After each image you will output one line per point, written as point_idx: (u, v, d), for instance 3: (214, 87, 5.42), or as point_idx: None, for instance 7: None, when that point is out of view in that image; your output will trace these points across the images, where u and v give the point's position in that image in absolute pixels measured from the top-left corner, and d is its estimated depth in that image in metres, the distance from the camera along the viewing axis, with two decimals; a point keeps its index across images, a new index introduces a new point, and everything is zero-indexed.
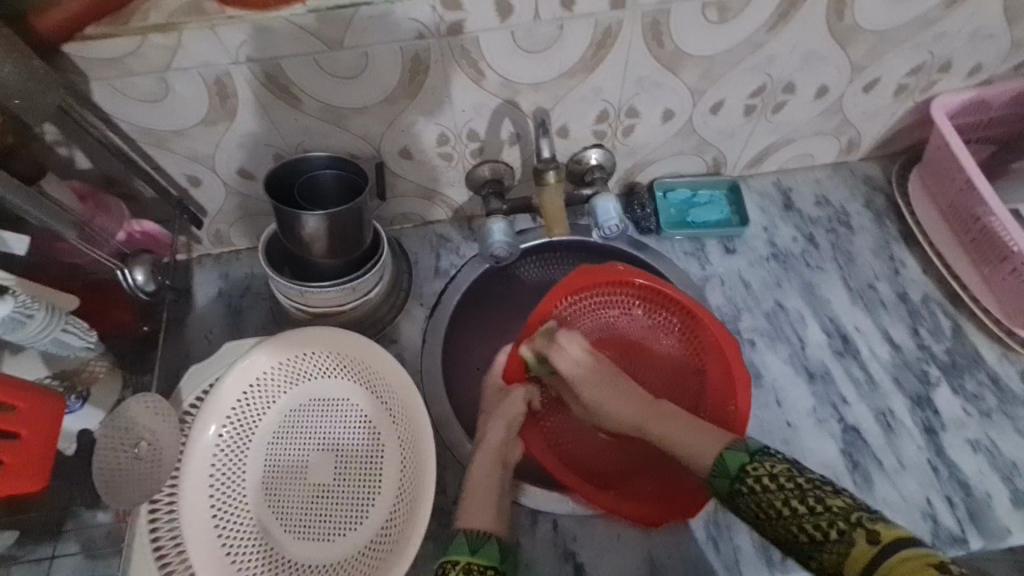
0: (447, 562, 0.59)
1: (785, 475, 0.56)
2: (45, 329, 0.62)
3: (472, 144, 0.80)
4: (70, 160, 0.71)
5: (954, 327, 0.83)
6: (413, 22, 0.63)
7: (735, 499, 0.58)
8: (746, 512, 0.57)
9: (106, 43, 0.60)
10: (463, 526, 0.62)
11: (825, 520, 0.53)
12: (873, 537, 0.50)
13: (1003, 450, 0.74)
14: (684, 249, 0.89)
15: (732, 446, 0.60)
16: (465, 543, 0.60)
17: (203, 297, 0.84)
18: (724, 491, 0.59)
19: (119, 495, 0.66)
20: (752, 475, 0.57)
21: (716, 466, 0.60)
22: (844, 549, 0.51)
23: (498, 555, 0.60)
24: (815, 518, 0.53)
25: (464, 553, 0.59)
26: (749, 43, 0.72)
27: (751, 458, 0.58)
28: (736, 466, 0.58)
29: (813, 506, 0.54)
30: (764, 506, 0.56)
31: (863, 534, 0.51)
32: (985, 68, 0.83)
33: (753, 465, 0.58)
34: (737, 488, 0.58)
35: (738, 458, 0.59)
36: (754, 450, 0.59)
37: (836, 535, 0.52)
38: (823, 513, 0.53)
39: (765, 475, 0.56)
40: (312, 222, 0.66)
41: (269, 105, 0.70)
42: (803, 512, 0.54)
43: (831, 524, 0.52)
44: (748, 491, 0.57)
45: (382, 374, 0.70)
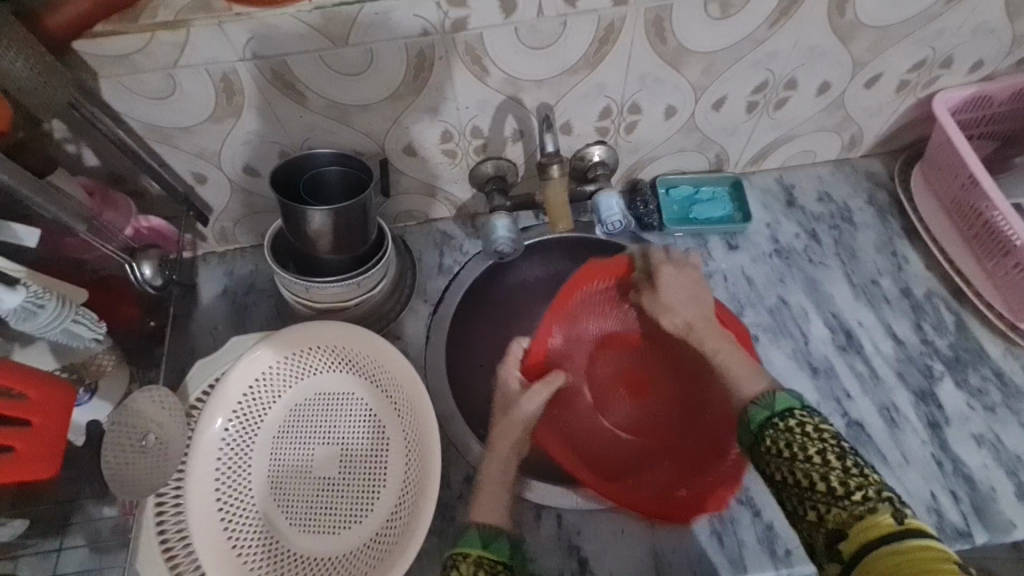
0: (458, 554, 0.57)
1: (827, 433, 0.52)
2: (56, 319, 0.62)
3: (475, 141, 0.80)
4: (78, 157, 0.72)
5: (957, 321, 0.83)
6: (418, 19, 0.64)
7: (763, 431, 0.55)
8: (768, 447, 0.54)
9: (114, 40, 0.60)
10: (475, 520, 0.60)
11: (852, 483, 0.49)
12: (901, 515, 0.46)
13: (1007, 444, 0.74)
14: (686, 246, 0.89)
15: (786, 390, 0.57)
16: (477, 536, 0.58)
17: (209, 293, 0.84)
18: (756, 423, 0.56)
19: (127, 486, 0.66)
20: (798, 418, 0.54)
21: (763, 397, 0.57)
22: (861, 514, 0.47)
23: (508, 552, 0.58)
24: (842, 476, 0.49)
25: (475, 546, 0.57)
26: (752, 39, 0.73)
27: (802, 407, 0.55)
28: (786, 405, 0.55)
29: (846, 468, 0.50)
30: (792, 445, 0.52)
31: (890, 509, 0.47)
32: (986, 65, 0.83)
33: (801, 413, 0.55)
34: (772, 422, 0.55)
35: (790, 402, 0.56)
36: (808, 402, 0.56)
37: (859, 498, 0.48)
38: (854, 475, 0.49)
39: (810, 425, 0.53)
40: (318, 217, 0.66)
41: (275, 102, 0.70)
42: (835, 467, 0.50)
43: (857, 488, 0.49)
44: (782, 429, 0.54)
45: (387, 369, 0.70)
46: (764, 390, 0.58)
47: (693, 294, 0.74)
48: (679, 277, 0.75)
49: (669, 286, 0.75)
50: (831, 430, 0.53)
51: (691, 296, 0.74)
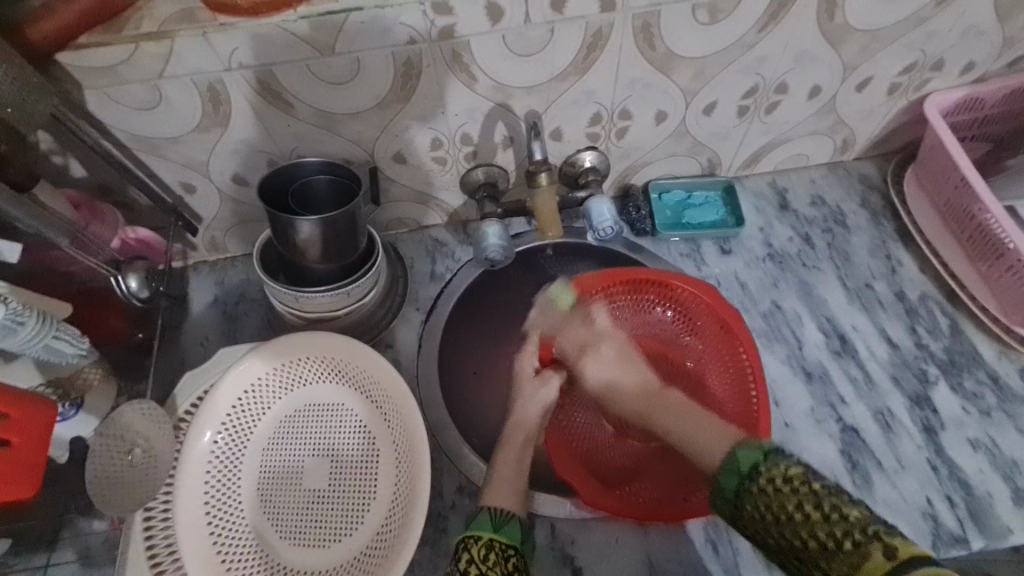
0: (469, 536, 0.58)
1: (799, 480, 0.49)
2: (37, 336, 0.62)
3: (465, 148, 0.80)
4: (65, 168, 0.71)
5: (952, 325, 0.82)
6: (404, 27, 0.64)
7: (739, 501, 0.52)
8: (750, 513, 0.51)
9: (98, 52, 0.60)
10: (488, 505, 0.61)
11: (838, 529, 0.46)
12: (891, 550, 0.44)
13: (1003, 448, 0.74)
14: (680, 250, 0.89)
15: (745, 445, 0.54)
16: (488, 520, 0.59)
17: (199, 303, 0.84)
18: (731, 491, 0.53)
19: (112, 501, 0.66)
20: (766, 475, 0.51)
21: (726, 462, 0.54)
22: (857, 563, 0.44)
23: (520, 536, 0.59)
24: (828, 527, 0.47)
25: (487, 530, 0.58)
26: (741, 44, 0.73)
27: (765, 459, 0.52)
28: (750, 465, 0.52)
29: (828, 513, 0.47)
30: (771, 508, 0.49)
31: (879, 548, 0.44)
32: (977, 67, 0.82)
33: (765, 466, 0.52)
34: (745, 487, 0.52)
35: (752, 457, 0.53)
36: (769, 448, 0.53)
37: (849, 546, 0.45)
38: (837, 520, 0.47)
39: (778, 478, 0.50)
40: (306, 227, 0.66)
41: (262, 112, 0.70)
42: (817, 517, 0.47)
43: (845, 534, 0.46)
44: (756, 492, 0.51)
45: (376, 379, 0.70)
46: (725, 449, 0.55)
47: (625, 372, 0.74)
48: (603, 363, 0.74)
49: (600, 364, 0.74)
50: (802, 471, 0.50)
51: (623, 368, 0.74)
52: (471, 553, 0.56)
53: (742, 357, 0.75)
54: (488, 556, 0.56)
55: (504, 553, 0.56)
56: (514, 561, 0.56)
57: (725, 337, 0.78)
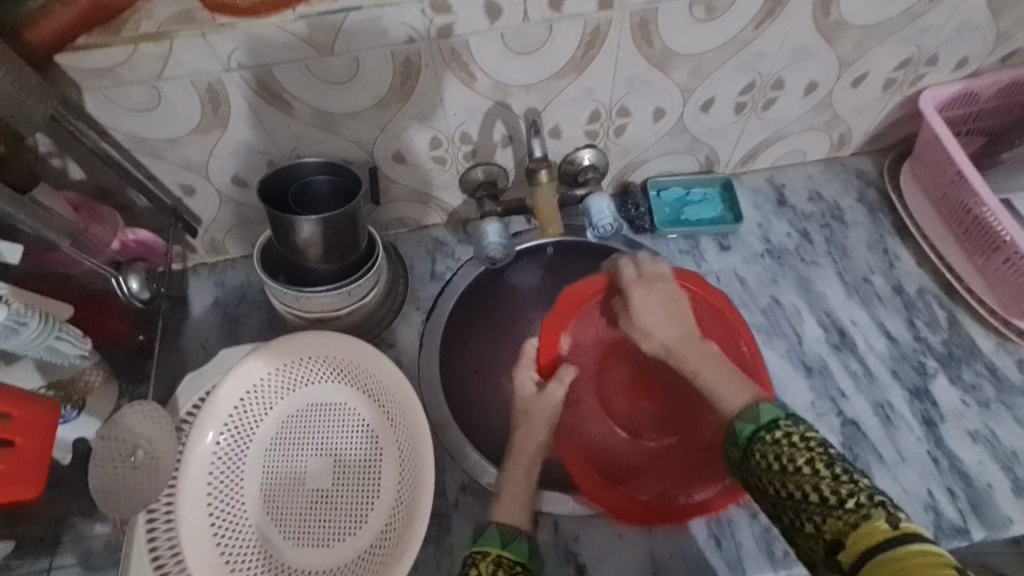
0: (475, 551, 0.58)
1: (814, 441, 0.52)
2: (38, 337, 0.62)
3: (465, 147, 0.80)
4: (64, 170, 0.71)
5: (950, 318, 0.83)
6: (404, 27, 0.64)
7: (751, 445, 0.54)
8: (758, 462, 0.53)
9: (97, 53, 0.60)
10: (497, 523, 0.62)
11: (844, 490, 0.48)
12: (894, 520, 0.46)
13: (1002, 439, 0.74)
14: (679, 247, 0.89)
15: (770, 402, 0.57)
16: (496, 536, 0.59)
17: (199, 305, 0.84)
18: (745, 437, 0.55)
19: (118, 504, 0.66)
20: (783, 429, 0.53)
21: (746, 412, 0.56)
22: (856, 522, 0.47)
23: (527, 552, 0.59)
24: (835, 485, 0.49)
25: (495, 546, 0.58)
26: (737, 41, 0.73)
27: (787, 417, 0.54)
28: (770, 418, 0.55)
29: (836, 474, 0.49)
30: (781, 457, 0.51)
31: (883, 515, 0.47)
32: (971, 62, 0.83)
33: (785, 422, 0.54)
34: (759, 435, 0.54)
35: (774, 413, 0.55)
36: (788, 411, 0.56)
37: (851, 505, 0.48)
38: (844, 481, 0.49)
39: (796, 433, 0.52)
40: (307, 227, 0.66)
41: (262, 112, 0.70)
42: (824, 474, 0.50)
43: (849, 495, 0.48)
44: (770, 442, 0.53)
45: (378, 378, 0.70)
46: (745, 403, 0.57)
47: (672, 314, 0.72)
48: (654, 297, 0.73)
49: (650, 307, 0.73)
50: (817, 439, 0.53)
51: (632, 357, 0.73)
52: (478, 570, 0.56)
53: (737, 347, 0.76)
54: (497, 572, 0.56)
55: (512, 569, 0.56)
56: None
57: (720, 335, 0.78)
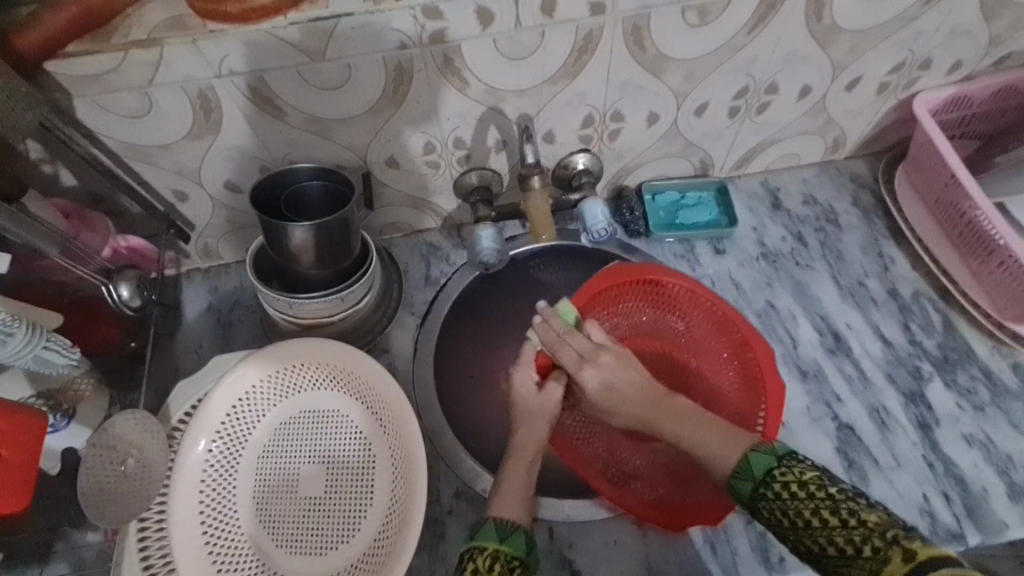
0: (474, 546, 0.59)
1: (814, 485, 0.52)
2: (26, 347, 0.62)
3: (459, 152, 0.80)
4: (55, 177, 0.71)
5: (945, 321, 0.83)
6: (395, 33, 0.64)
7: (757, 503, 0.54)
8: (769, 520, 0.53)
9: (86, 60, 0.60)
10: (494, 515, 0.62)
11: (856, 535, 0.48)
12: (912, 556, 0.45)
13: (997, 443, 0.74)
14: (674, 251, 0.89)
15: (758, 449, 0.56)
16: (493, 531, 0.60)
17: (192, 311, 0.83)
18: (746, 495, 0.55)
19: (109, 514, 0.65)
20: (781, 480, 0.53)
21: (739, 466, 0.56)
22: (877, 568, 0.46)
23: (525, 546, 0.60)
24: (847, 532, 0.49)
25: (492, 540, 0.59)
26: (731, 45, 0.73)
27: (779, 463, 0.54)
28: (764, 469, 0.55)
29: (846, 519, 0.49)
30: (790, 514, 0.52)
31: (898, 552, 0.46)
32: (965, 65, 0.83)
33: (781, 469, 0.54)
34: (761, 493, 0.54)
35: (766, 462, 0.55)
36: (783, 454, 0.55)
37: (869, 552, 0.47)
38: (854, 526, 0.48)
39: (795, 483, 0.52)
40: (299, 234, 0.66)
41: (254, 118, 0.70)
42: (835, 523, 0.49)
43: (864, 539, 0.48)
44: (773, 497, 0.53)
45: (371, 385, 0.70)
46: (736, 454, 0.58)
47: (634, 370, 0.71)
48: (618, 359, 0.72)
49: (611, 371, 0.70)
50: (820, 478, 0.52)
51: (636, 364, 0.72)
52: (476, 565, 0.57)
53: (749, 355, 0.75)
54: (494, 566, 0.57)
55: (509, 564, 0.57)
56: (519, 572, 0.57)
57: (731, 340, 0.78)
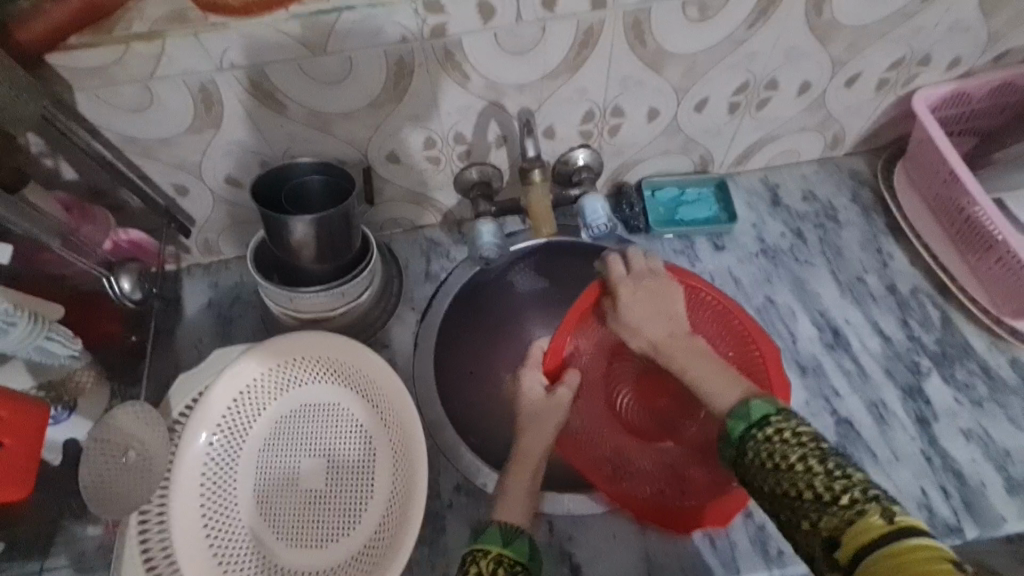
0: (476, 549, 0.59)
1: (807, 437, 0.52)
2: (28, 337, 0.62)
3: (459, 147, 0.80)
4: (55, 171, 0.71)
5: (943, 317, 0.83)
6: (397, 27, 0.64)
7: (744, 443, 0.55)
8: (752, 460, 0.54)
9: (88, 53, 0.60)
10: (500, 520, 0.63)
11: (837, 486, 0.49)
12: (889, 514, 0.45)
13: (995, 438, 0.74)
14: (673, 247, 0.89)
15: (761, 398, 0.58)
16: (498, 535, 0.60)
17: (193, 306, 0.83)
18: (737, 435, 0.56)
19: (111, 506, 0.65)
20: (775, 426, 0.54)
21: (738, 410, 0.58)
22: (850, 517, 0.46)
23: (528, 552, 0.59)
24: (828, 480, 0.49)
25: (495, 544, 0.59)
26: (731, 41, 0.73)
27: (777, 413, 0.55)
28: (761, 414, 0.56)
29: (830, 470, 0.50)
30: (774, 455, 0.52)
31: (876, 507, 0.46)
32: (964, 62, 0.83)
33: (777, 418, 0.55)
34: (752, 433, 0.55)
35: (764, 409, 0.56)
36: (783, 408, 0.56)
37: (845, 502, 0.47)
38: (837, 477, 0.49)
39: (787, 430, 0.53)
40: (300, 227, 0.66)
41: (255, 112, 0.70)
42: (818, 471, 0.50)
43: (843, 490, 0.48)
44: (763, 439, 0.54)
45: (372, 379, 0.70)
46: (737, 402, 0.59)
47: (658, 311, 0.73)
48: (642, 295, 0.74)
49: (642, 301, 0.74)
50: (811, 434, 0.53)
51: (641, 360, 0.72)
52: (478, 567, 0.57)
53: (749, 351, 0.76)
54: (497, 570, 0.56)
55: (511, 569, 0.57)
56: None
57: (733, 336, 0.78)
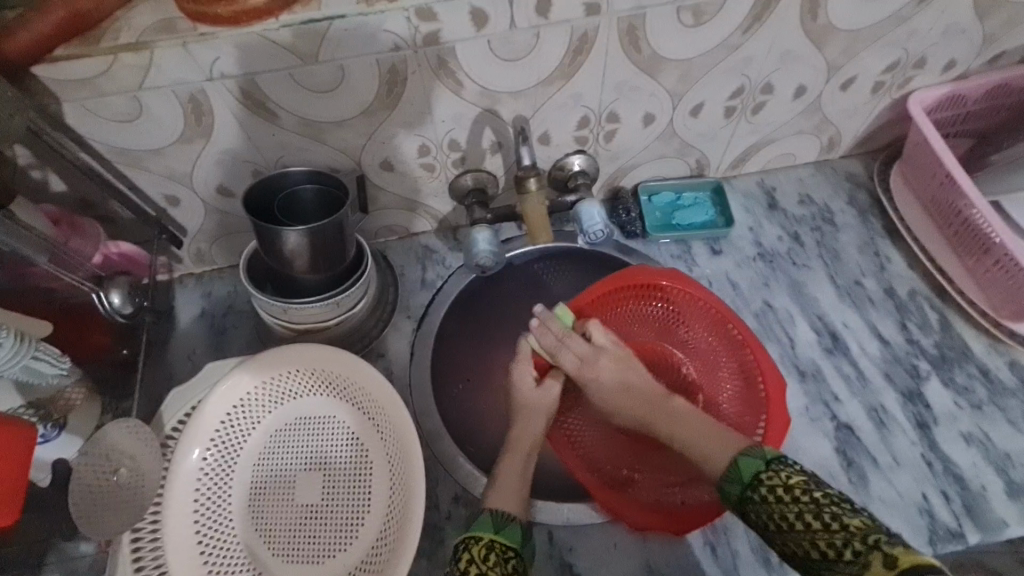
0: (469, 537, 0.60)
1: (799, 489, 0.52)
2: (16, 356, 0.60)
3: (453, 154, 0.79)
4: (44, 183, 0.70)
5: (941, 319, 0.83)
6: (389, 34, 0.63)
7: (745, 506, 0.55)
8: (757, 523, 0.54)
9: (75, 64, 0.59)
10: (489, 507, 0.63)
11: (837, 538, 0.48)
12: (891, 562, 0.45)
13: (996, 442, 0.74)
14: (671, 252, 0.89)
15: (747, 454, 0.58)
16: (489, 522, 0.61)
17: (186, 317, 0.82)
18: (735, 497, 0.57)
19: (103, 526, 0.64)
20: (767, 483, 0.54)
21: (728, 471, 0.58)
22: (858, 574, 0.46)
23: (520, 538, 0.61)
24: (829, 535, 0.49)
25: (487, 531, 0.60)
26: (726, 46, 0.73)
27: (768, 467, 0.55)
28: (751, 473, 0.56)
29: (829, 522, 0.49)
30: (775, 516, 0.52)
31: (879, 557, 0.46)
32: (959, 63, 0.83)
33: (768, 474, 0.55)
34: (749, 495, 0.55)
35: (754, 466, 0.56)
36: (772, 458, 0.57)
37: (851, 556, 0.47)
38: (836, 530, 0.49)
39: (780, 486, 0.53)
40: (293, 237, 0.65)
41: (247, 122, 0.69)
42: (817, 527, 0.50)
43: (845, 543, 0.48)
44: (760, 500, 0.54)
45: (367, 391, 0.69)
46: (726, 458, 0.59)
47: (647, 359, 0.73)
48: None
49: None
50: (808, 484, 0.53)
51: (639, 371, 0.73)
52: (472, 552, 0.58)
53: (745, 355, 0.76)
54: (489, 557, 0.57)
55: (503, 555, 0.58)
56: (514, 563, 0.58)
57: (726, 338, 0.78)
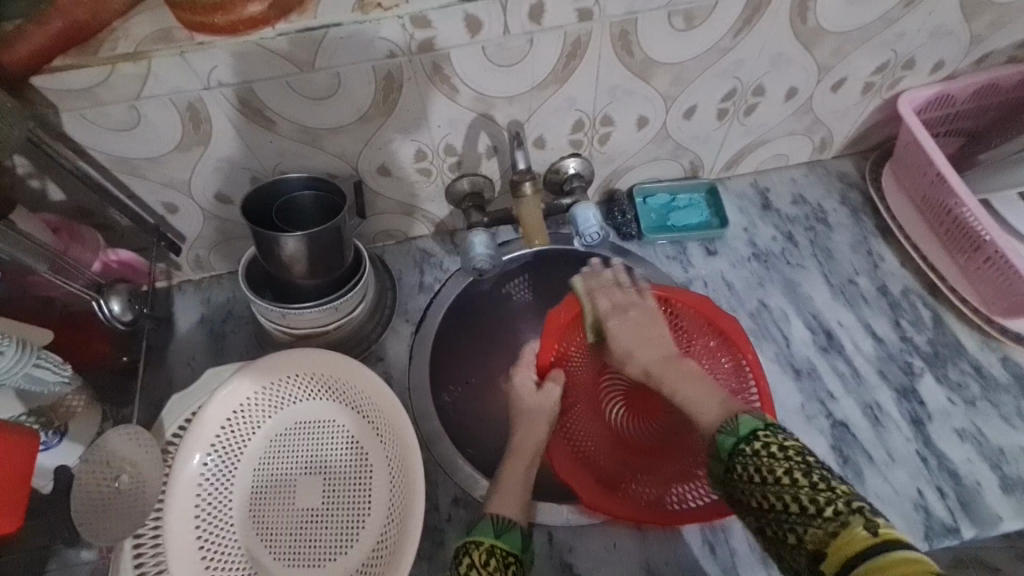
0: (470, 542, 0.61)
1: (793, 450, 0.52)
2: (18, 363, 0.60)
3: (449, 159, 0.80)
4: (43, 192, 0.71)
5: (934, 316, 0.84)
6: (385, 42, 0.64)
7: (733, 461, 0.55)
8: (739, 475, 0.54)
9: (73, 74, 0.59)
10: (493, 513, 0.64)
11: (822, 498, 0.49)
12: (873, 526, 0.46)
13: (990, 438, 0.75)
14: (667, 253, 0.90)
15: (749, 413, 0.58)
16: (490, 526, 0.62)
17: (185, 323, 0.83)
18: (725, 451, 0.56)
19: (102, 532, 0.64)
20: (762, 440, 0.54)
21: (727, 424, 0.58)
22: (835, 529, 0.47)
23: (520, 543, 0.62)
24: (812, 492, 0.49)
25: (488, 536, 0.61)
26: (716, 50, 0.73)
27: (765, 428, 0.55)
28: (749, 429, 0.56)
29: (815, 483, 0.50)
30: (761, 469, 0.52)
31: (860, 521, 0.46)
32: (947, 64, 0.84)
33: (765, 433, 0.55)
34: (740, 449, 0.55)
35: (753, 424, 0.56)
36: (771, 423, 0.57)
37: (829, 513, 0.48)
38: (822, 490, 0.49)
39: (774, 445, 0.53)
40: (291, 244, 0.65)
41: (244, 129, 0.69)
42: (803, 483, 0.50)
43: (828, 503, 0.48)
44: (750, 454, 0.54)
45: (367, 396, 0.69)
46: (727, 415, 0.59)
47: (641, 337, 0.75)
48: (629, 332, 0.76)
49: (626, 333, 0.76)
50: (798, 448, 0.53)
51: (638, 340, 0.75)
52: (473, 559, 0.58)
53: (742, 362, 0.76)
54: (489, 561, 0.58)
55: (504, 560, 0.59)
56: (513, 568, 0.59)
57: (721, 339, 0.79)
